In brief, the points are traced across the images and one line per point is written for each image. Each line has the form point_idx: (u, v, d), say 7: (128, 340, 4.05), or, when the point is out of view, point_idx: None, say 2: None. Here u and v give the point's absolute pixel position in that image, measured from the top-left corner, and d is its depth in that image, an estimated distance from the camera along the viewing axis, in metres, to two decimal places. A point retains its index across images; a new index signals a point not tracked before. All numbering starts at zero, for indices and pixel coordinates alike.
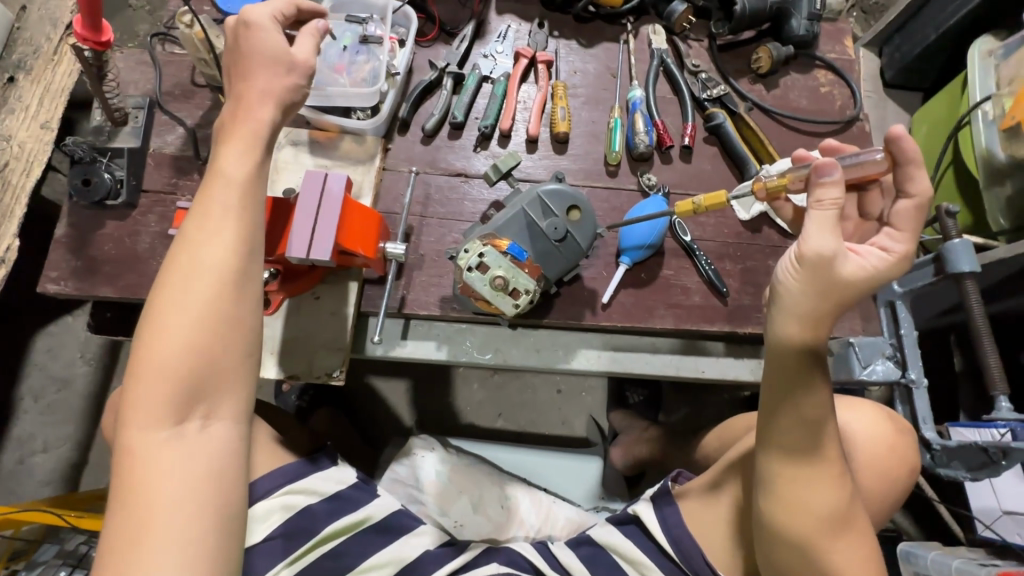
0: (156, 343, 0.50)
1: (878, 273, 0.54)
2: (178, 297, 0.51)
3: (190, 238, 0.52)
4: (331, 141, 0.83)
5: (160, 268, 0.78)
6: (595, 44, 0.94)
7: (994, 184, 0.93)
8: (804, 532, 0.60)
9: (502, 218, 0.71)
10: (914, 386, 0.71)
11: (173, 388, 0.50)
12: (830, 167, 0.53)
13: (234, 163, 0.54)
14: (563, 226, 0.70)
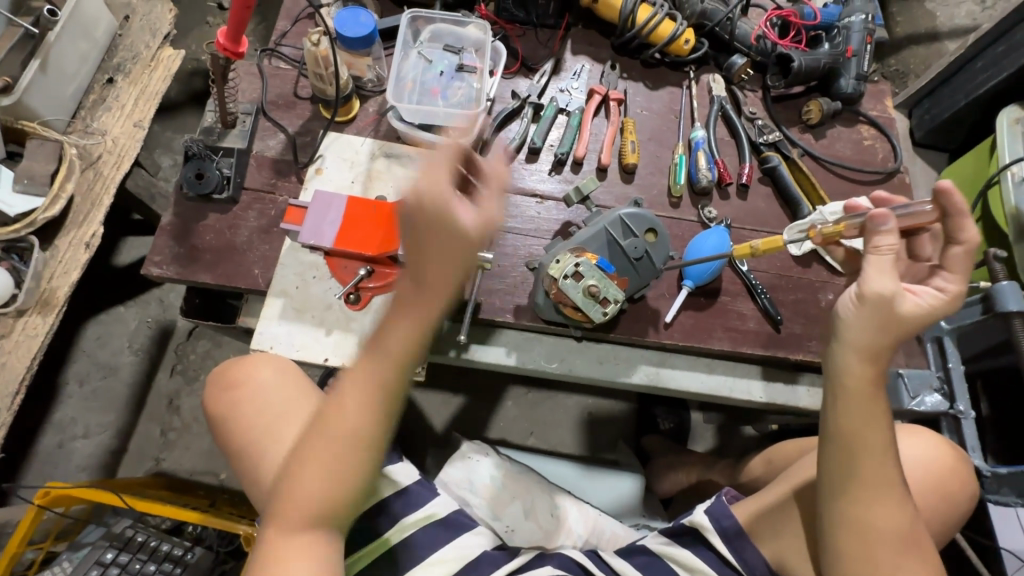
0: (336, 404, 0.64)
1: (933, 309, 0.58)
2: (342, 426, 0.63)
3: (363, 369, 0.64)
4: (421, 155, 0.89)
5: (255, 260, 0.83)
6: (660, 87, 1.03)
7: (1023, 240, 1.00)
8: (872, 553, 0.63)
9: (586, 234, 0.77)
10: (962, 418, 0.75)
11: (330, 452, 0.63)
12: (885, 218, 0.58)
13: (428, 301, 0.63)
14: (644, 247, 0.76)
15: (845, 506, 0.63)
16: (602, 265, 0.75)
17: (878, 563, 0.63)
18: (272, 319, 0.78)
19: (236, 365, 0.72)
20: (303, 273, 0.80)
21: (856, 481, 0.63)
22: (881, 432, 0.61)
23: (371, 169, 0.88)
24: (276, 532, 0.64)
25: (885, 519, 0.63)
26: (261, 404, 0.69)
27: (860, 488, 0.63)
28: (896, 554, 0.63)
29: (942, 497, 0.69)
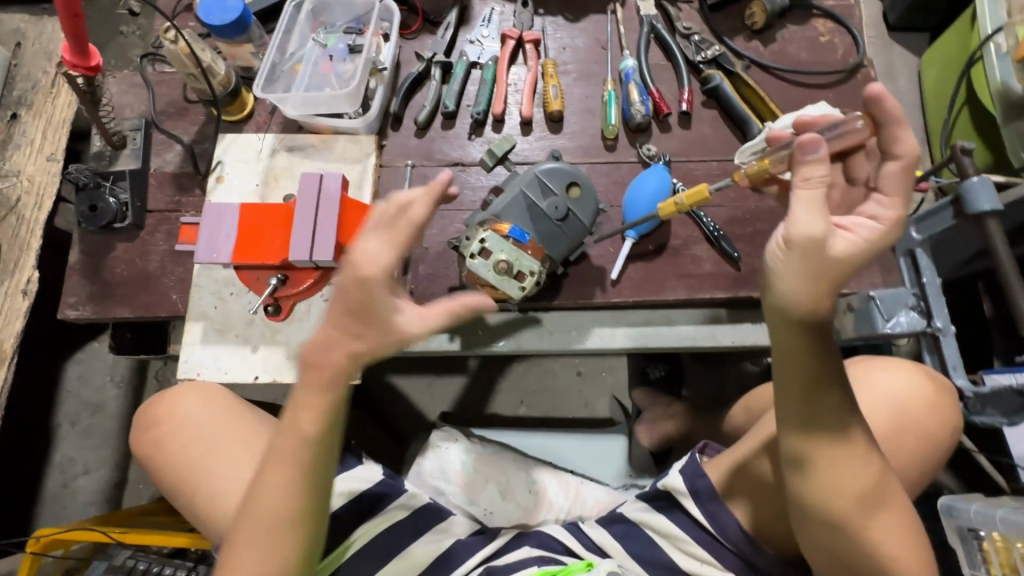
0: (270, 475, 0.56)
1: (868, 242, 0.49)
2: (269, 506, 0.57)
3: (290, 440, 0.56)
4: (326, 142, 0.82)
5: (171, 285, 0.79)
6: (582, 17, 0.92)
7: (1014, 120, 0.88)
8: (849, 513, 0.56)
9: (502, 202, 0.71)
10: (940, 334, 0.69)
11: (278, 530, 0.57)
12: (815, 143, 0.48)
13: (311, 426, 0.55)
14: (565, 205, 0.69)
15: (815, 468, 0.55)
16: (517, 234, 0.68)
17: (856, 523, 0.56)
18: (194, 345, 0.74)
19: (157, 402, 0.69)
20: (219, 290, 0.76)
21: (826, 439, 0.54)
22: (833, 383, 0.53)
23: (273, 167, 0.81)
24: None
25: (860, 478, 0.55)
26: (192, 434, 0.67)
27: (833, 445, 0.54)
28: (876, 510, 0.56)
29: (920, 439, 0.63)
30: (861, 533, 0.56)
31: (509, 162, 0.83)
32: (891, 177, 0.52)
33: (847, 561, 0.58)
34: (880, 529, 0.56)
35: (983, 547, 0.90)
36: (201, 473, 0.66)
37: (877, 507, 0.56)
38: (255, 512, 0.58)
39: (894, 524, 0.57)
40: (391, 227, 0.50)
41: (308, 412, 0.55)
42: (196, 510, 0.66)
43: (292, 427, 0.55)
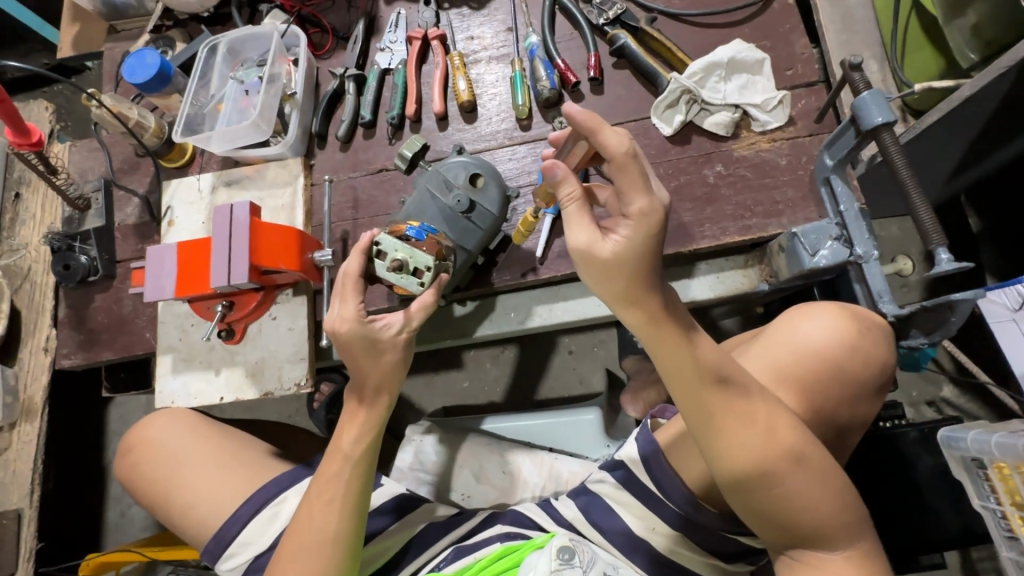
0: (313, 495, 0.65)
1: (627, 242, 0.53)
2: (311, 521, 0.64)
3: (329, 463, 0.67)
4: (258, 171, 0.88)
5: (145, 324, 0.87)
6: (485, 3, 0.93)
7: (956, 16, 0.79)
8: (763, 467, 0.55)
9: (410, 203, 0.73)
10: (864, 262, 0.65)
11: (317, 546, 0.63)
12: (553, 169, 0.54)
13: (353, 440, 0.67)
14: (465, 196, 0.72)
15: (718, 433, 0.55)
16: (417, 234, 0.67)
17: (772, 476, 0.55)
18: (166, 376, 0.82)
19: (133, 436, 0.78)
20: (183, 323, 0.83)
21: (717, 396, 0.55)
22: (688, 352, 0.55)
23: (215, 203, 0.88)
24: None
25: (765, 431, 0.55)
26: (164, 460, 0.75)
27: (723, 401, 0.55)
28: (789, 460, 0.55)
29: (843, 380, 0.60)
30: (780, 485, 0.55)
31: (420, 161, 0.83)
32: (629, 186, 0.52)
33: (780, 517, 0.56)
34: (795, 479, 0.55)
35: (988, 475, 0.84)
36: (178, 490, 0.74)
37: (790, 463, 0.54)
38: (307, 530, 0.64)
39: (811, 470, 0.55)
40: (343, 289, 0.64)
41: (350, 435, 0.67)
42: (179, 524, 0.74)
43: (337, 450, 0.66)
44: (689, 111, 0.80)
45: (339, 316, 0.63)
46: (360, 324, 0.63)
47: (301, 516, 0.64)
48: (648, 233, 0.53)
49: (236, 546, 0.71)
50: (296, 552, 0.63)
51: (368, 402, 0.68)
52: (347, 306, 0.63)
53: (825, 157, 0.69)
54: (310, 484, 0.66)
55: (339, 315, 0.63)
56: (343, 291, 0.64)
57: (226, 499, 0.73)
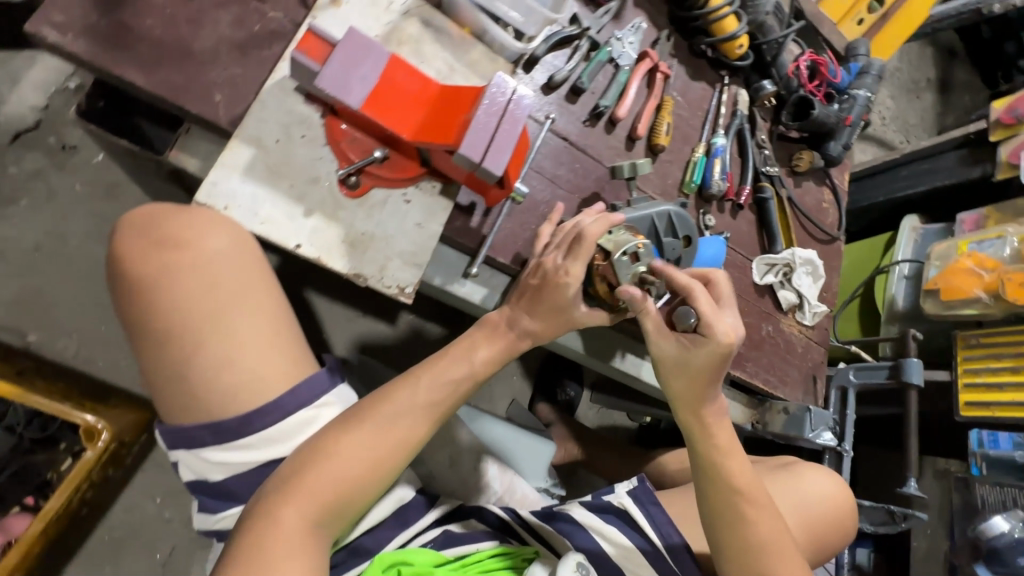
0: (410, 385, 0.57)
1: (696, 353, 0.66)
2: (403, 403, 0.56)
3: (442, 364, 0.60)
4: (464, 41, 0.73)
5: (217, 81, 0.60)
6: (697, 80, 1.00)
7: (891, 323, 1.22)
8: (752, 550, 0.65)
9: (634, 214, 0.74)
10: (844, 455, 0.92)
11: (395, 433, 0.55)
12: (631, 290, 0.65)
13: (481, 352, 0.63)
14: (680, 252, 0.76)
15: (734, 504, 0.66)
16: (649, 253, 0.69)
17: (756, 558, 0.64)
18: (232, 171, 0.58)
19: (172, 218, 0.51)
20: (289, 127, 0.61)
21: (737, 488, 0.66)
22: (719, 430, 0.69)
23: (400, 30, 0.70)
24: (297, 480, 0.50)
25: (768, 526, 0.65)
26: (207, 279, 0.51)
27: (742, 494, 0.66)
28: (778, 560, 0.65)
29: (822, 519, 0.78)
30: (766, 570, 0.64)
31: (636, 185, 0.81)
32: (714, 319, 0.64)
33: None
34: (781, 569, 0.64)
35: None
36: (214, 335, 0.51)
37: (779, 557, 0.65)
38: (389, 419, 0.55)
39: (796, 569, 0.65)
40: (579, 249, 0.62)
41: (476, 351, 0.63)
42: (179, 372, 0.50)
43: (466, 356, 0.62)
44: (778, 278, 1.00)
45: (562, 266, 0.62)
46: (571, 286, 0.63)
47: (386, 400, 0.55)
48: (722, 356, 0.65)
49: (257, 439, 0.52)
50: (376, 431, 0.54)
51: (510, 344, 0.65)
52: (575, 265, 0.62)
53: (851, 372, 0.97)
54: (415, 371, 0.59)
55: (563, 266, 0.62)
56: (574, 243, 0.62)
57: (271, 376, 0.53)
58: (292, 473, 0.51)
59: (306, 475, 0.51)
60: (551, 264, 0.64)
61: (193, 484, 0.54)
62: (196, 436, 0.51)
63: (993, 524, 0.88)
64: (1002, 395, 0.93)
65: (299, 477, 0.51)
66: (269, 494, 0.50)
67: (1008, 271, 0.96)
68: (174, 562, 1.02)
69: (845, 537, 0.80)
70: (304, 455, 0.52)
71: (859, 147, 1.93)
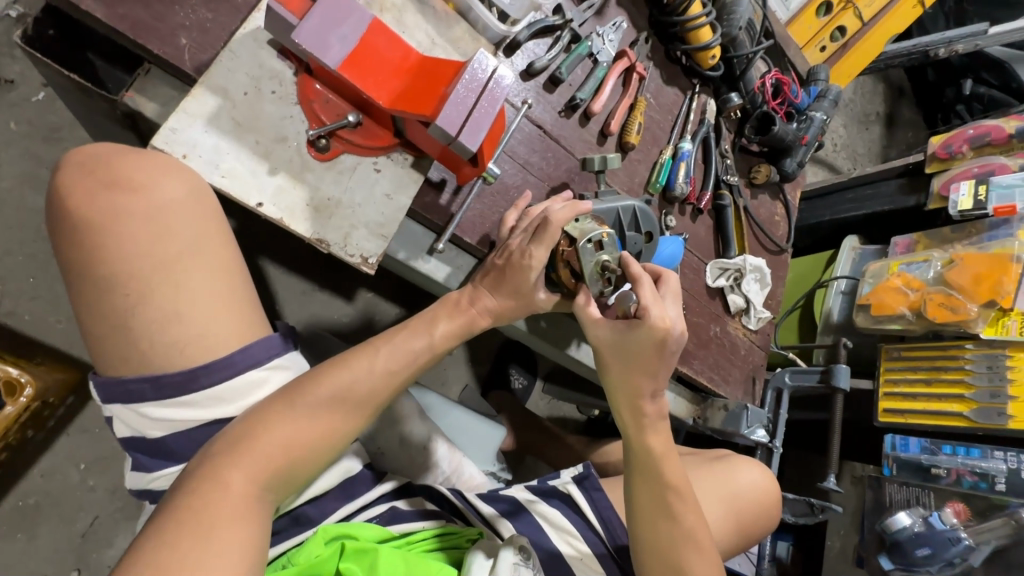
0: (370, 354, 0.57)
1: (630, 335, 0.68)
2: (360, 371, 0.56)
3: (402, 337, 0.60)
4: (447, 16, 0.72)
5: (184, 24, 0.57)
6: (670, 85, 1.04)
7: (825, 334, 1.30)
8: (669, 547, 0.68)
9: (602, 206, 0.78)
10: (774, 451, 0.98)
11: (349, 399, 0.55)
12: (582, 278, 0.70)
13: (443, 328, 0.63)
14: (642, 246, 0.81)
15: (665, 498, 0.69)
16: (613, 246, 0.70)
17: (673, 555, 0.67)
18: (194, 118, 0.55)
19: (127, 160, 0.49)
20: (259, 80, 0.59)
21: (667, 486, 0.69)
22: (658, 435, 0.71)
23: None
24: (244, 437, 0.50)
25: (689, 526, 0.68)
26: (161, 225, 0.49)
27: (674, 491, 0.69)
28: (699, 556, 0.68)
29: (749, 510, 0.82)
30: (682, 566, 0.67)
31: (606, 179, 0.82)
32: (651, 304, 0.67)
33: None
34: (696, 567, 0.67)
35: None
36: (164, 285, 0.48)
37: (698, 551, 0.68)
38: (344, 384, 0.54)
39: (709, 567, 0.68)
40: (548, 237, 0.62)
41: (439, 327, 0.63)
42: (121, 321, 0.48)
43: (426, 330, 0.62)
44: (729, 282, 1.05)
45: (526, 250, 0.63)
46: (533, 270, 0.64)
47: (342, 367, 0.55)
48: (657, 344, 0.67)
49: (202, 397, 0.50)
50: (328, 395, 0.54)
51: (472, 322, 0.66)
52: (539, 250, 0.63)
53: (787, 375, 1.03)
54: (376, 341, 0.59)
55: (528, 251, 0.63)
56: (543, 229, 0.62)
57: (222, 333, 0.51)
58: (243, 429, 0.50)
59: (257, 432, 0.50)
60: (517, 247, 0.64)
61: (129, 440, 0.51)
62: (136, 390, 0.48)
63: (896, 519, 0.95)
64: (915, 404, 1.02)
65: (247, 432, 0.50)
66: (215, 447, 0.49)
67: (931, 292, 1.05)
68: (95, 533, 0.96)
69: (768, 525, 0.86)
70: (255, 413, 0.51)
71: (810, 169, 2.04)
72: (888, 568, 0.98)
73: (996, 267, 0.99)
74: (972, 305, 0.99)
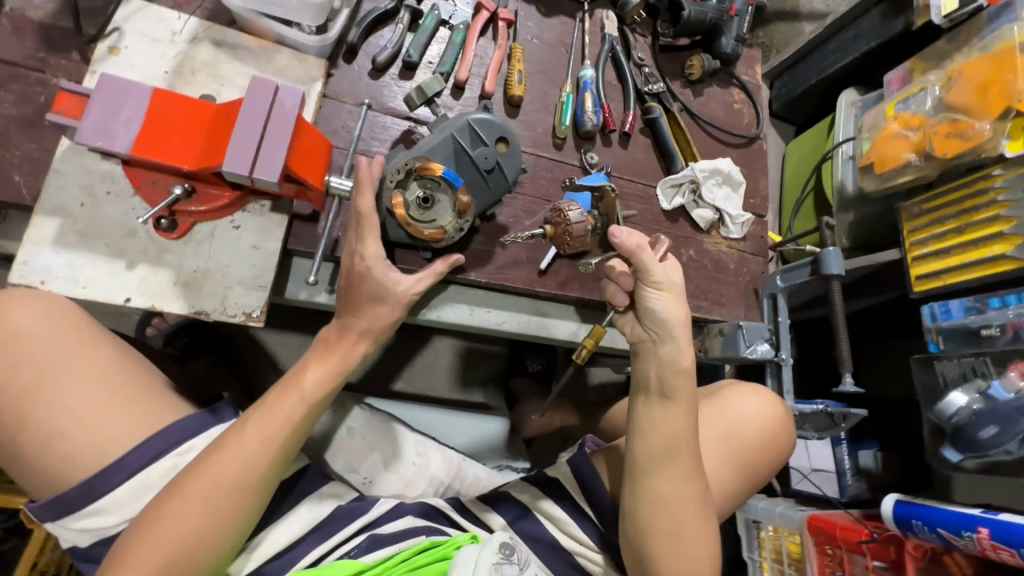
0: (237, 436, 0.57)
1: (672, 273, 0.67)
2: (226, 455, 0.55)
3: (272, 404, 0.59)
4: (265, 50, 0.72)
5: (14, 162, 0.61)
6: (552, 15, 0.94)
7: (841, 212, 1.09)
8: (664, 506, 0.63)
9: (430, 142, 0.69)
10: (783, 364, 0.87)
11: (219, 485, 0.55)
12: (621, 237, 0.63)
13: (315, 378, 0.62)
14: (493, 157, 0.69)
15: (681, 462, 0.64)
16: (451, 178, 0.65)
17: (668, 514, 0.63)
18: (41, 245, 0.59)
19: None
20: (91, 186, 0.61)
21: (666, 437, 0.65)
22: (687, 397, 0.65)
23: (191, 58, 0.68)
24: (126, 548, 0.52)
25: (681, 486, 0.64)
26: (19, 360, 0.54)
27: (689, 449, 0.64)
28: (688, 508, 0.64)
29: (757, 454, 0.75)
30: (678, 531, 0.63)
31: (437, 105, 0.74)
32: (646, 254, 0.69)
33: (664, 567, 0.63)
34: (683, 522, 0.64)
35: (761, 534, 1.11)
36: (42, 408, 0.53)
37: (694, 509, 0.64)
38: (211, 476, 0.55)
39: (702, 528, 0.64)
40: (359, 225, 0.62)
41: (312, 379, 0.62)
42: (24, 452, 0.54)
43: (296, 385, 0.61)
44: (688, 198, 0.93)
45: (356, 250, 0.63)
46: (374, 266, 0.63)
47: (209, 459, 0.55)
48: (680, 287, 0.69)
49: (107, 502, 0.55)
50: (193, 495, 0.54)
51: (353, 355, 0.65)
52: (370, 246, 0.63)
53: (777, 277, 0.92)
54: (246, 415, 0.59)
55: (359, 252, 0.63)
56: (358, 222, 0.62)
57: (117, 433, 0.56)
58: (127, 541, 0.53)
59: (137, 541, 0.52)
60: (347, 250, 0.64)
61: (70, 552, 0.57)
62: (48, 511, 0.54)
63: (950, 402, 0.79)
64: (945, 261, 0.85)
65: (129, 542, 0.53)
66: (109, 560, 0.53)
67: (933, 124, 0.87)
68: None
69: (778, 463, 0.77)
70: (138, 521, 0.54)
71: None
72: (956, 460, 0.80)
73: (1002, 65, 0.80)
74: (984, 123, 0.80)
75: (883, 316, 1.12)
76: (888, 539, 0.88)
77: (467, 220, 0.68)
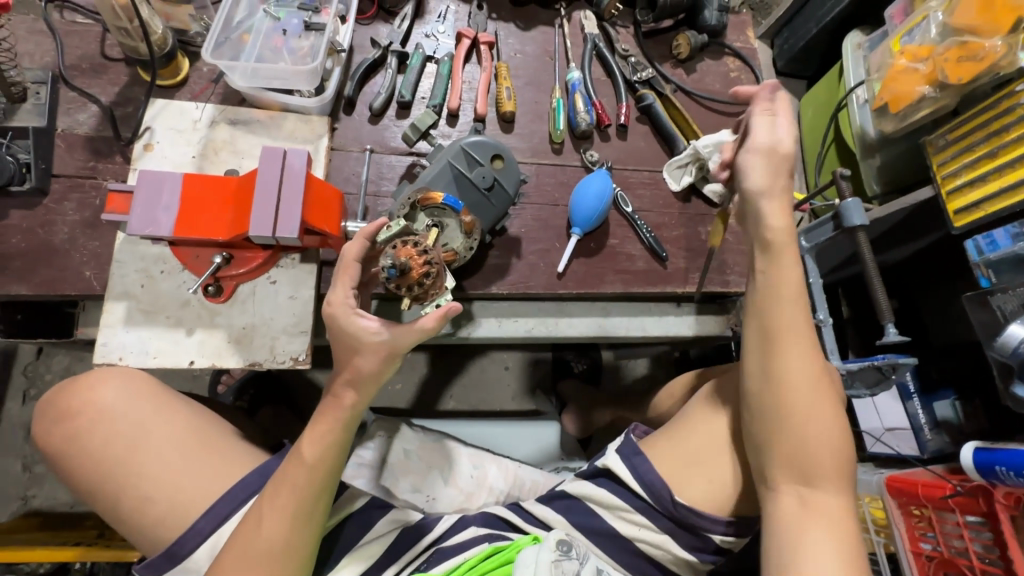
0: (261, 509, 0.60)
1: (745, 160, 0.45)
2: (259, 526, 0.59)
3: (280, 476, 0.61)
4: (274, 119, 0.79)
5: (84, 261, 0.70)
6: (532, 27, 0.98)
7: (868, 156, 1.05)
8: (789, 434, 0.61)
9: (429, 173, 0.73)
10: (822, 325, 0.85)
11: (260, 553, 0.58)
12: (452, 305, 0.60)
13: (311, 446, 0.62)
14: (491, 175, 0.73)
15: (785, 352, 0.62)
16: (451, 203, 0.70)
17: (797, 440, 0.60)
18: (115, 327, 0.67)
19: (66, 394, 0.63)
20: (147, 267, 0.70)
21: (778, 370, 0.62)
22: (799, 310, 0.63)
23: (212, 140, 0.76)
24: None
25: (802, 391, 0.61)
26: (101, 443, 0.62)
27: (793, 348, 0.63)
28: (805, 412, 0.61)
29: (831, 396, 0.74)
30: (804, 432, 0.60)
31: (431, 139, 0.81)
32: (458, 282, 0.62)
33: (795, 512, 0.59)
34: (817, 429, 0.60)
35: None
36: (128, 477, 0.61)
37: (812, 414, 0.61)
38: (252, 543, 0.59)
39: (835, 448, 0.61)
40: (342, 273, 0.61)
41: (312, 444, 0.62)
42: (122, 518, 0.62)
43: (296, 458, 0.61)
44: (697, 175, 0.92)
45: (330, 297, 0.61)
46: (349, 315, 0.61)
47: (248, 529, 0.59)
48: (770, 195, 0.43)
49: (192, 559, 0.61)
50: (240, 564, 0.58)
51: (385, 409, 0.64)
52: (337, 292, 0.61)
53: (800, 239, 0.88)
54: (267, 486, 0.61)
55: (327, 300, 0.61)
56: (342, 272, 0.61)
57: (194, 491, 0.62)
58: None
59: None
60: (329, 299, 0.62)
61: None
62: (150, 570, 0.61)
63: (1009, 334, 0.74)
64: (986, 187, 0.80)
65: None
66: None
67: (942, 51, 0.83)
68: None
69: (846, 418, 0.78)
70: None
71: None
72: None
73: None
74: (995, 40, 0.77)
75: (934, 255, 1.05)
76: (974, 490, 0.83)
77: (476, 238, 0.71)
